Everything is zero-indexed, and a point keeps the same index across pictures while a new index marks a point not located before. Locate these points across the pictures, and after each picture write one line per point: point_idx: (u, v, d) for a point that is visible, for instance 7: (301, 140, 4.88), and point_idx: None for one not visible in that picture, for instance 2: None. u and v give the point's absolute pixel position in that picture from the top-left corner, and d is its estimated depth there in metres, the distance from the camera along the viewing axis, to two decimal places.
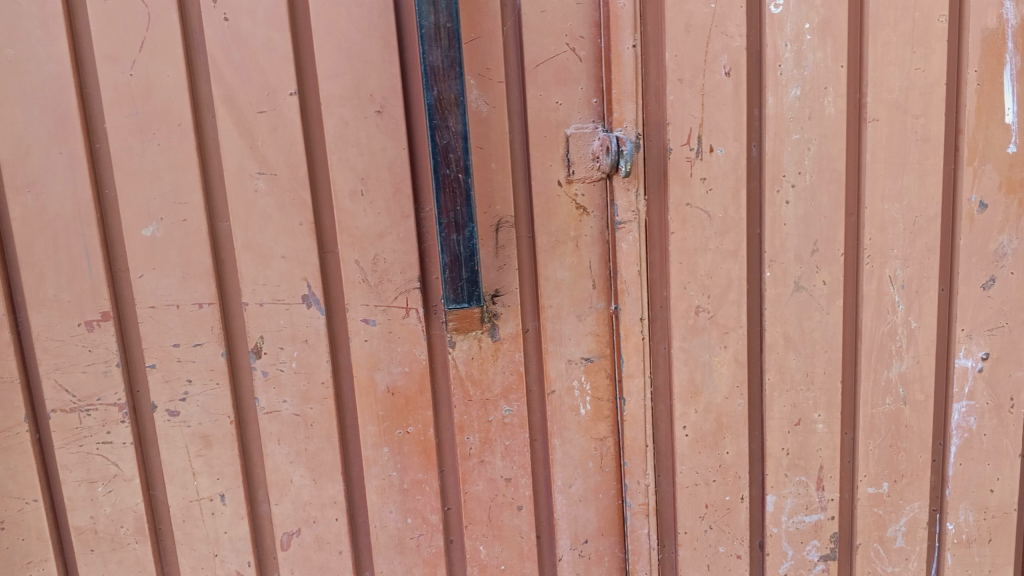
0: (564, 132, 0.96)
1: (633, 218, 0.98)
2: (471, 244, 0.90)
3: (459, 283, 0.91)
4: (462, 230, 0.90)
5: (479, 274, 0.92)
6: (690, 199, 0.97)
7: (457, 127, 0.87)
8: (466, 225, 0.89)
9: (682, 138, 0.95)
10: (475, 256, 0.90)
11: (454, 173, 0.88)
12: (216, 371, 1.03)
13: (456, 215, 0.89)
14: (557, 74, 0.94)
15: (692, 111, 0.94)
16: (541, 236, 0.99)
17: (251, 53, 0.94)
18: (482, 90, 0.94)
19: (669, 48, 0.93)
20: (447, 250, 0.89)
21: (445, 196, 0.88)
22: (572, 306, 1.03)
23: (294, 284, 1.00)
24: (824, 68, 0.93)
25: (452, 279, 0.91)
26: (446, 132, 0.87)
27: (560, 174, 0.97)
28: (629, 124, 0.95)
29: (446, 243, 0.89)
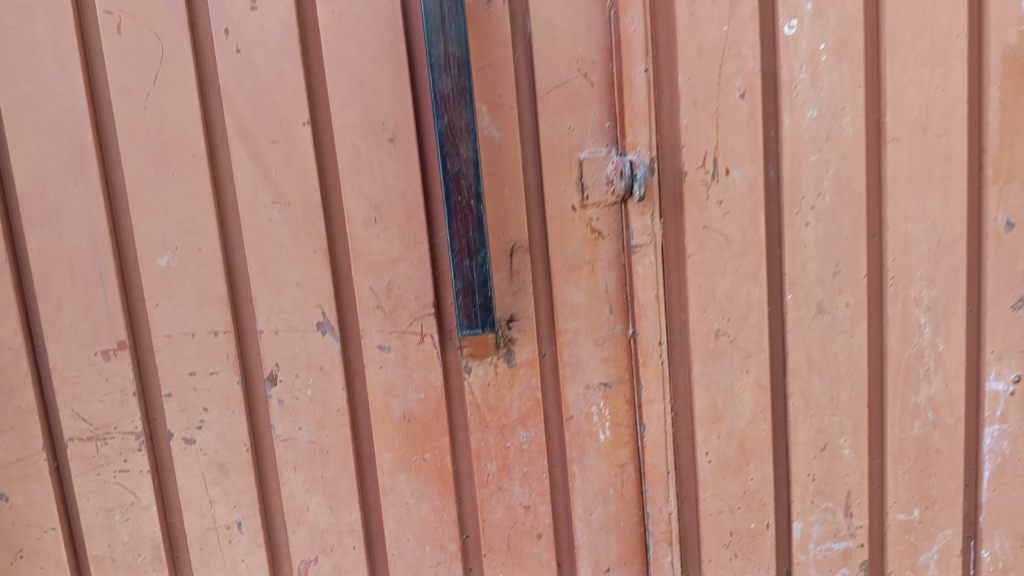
0: (577, 156, 0.95)
1: (649, 241, 0.97)
2: (484, 270, 0.90)
3: (472, 310, 0.90)
4: (474, 256, 0.89)
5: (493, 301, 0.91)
6: (707, 222, 0.95)
7: (468, 154, 0.87)
8: (479, 251, 0.89)
9: (697, 161, 0.94)
10: (489, 282, 0.90)
11: (466, 200, 0.87)
12: (232, 399, 1.03)
13: (468, 242, 0.89)
14: (569, 99, 0.93)
15: (706, 134, 0.92)
16: (556, 260, 0.98)
17: (264, 85, 0.94)
18: (494, 116, 0.93)
19: (681, 70, 0.91)
20: (460, 276, 0.89)
21: (457, 223, 0.88)
22: (589, 330, 1.02)
23: (309, 311, 1.00)
24: (842, 88, 0.90)
25: (466, 306, 0.90)
26: (456, 159, 0.86)
27: (573, 198, 0.96)
28: (643, 147, 0.94)
29: (458, 270, 0.89)
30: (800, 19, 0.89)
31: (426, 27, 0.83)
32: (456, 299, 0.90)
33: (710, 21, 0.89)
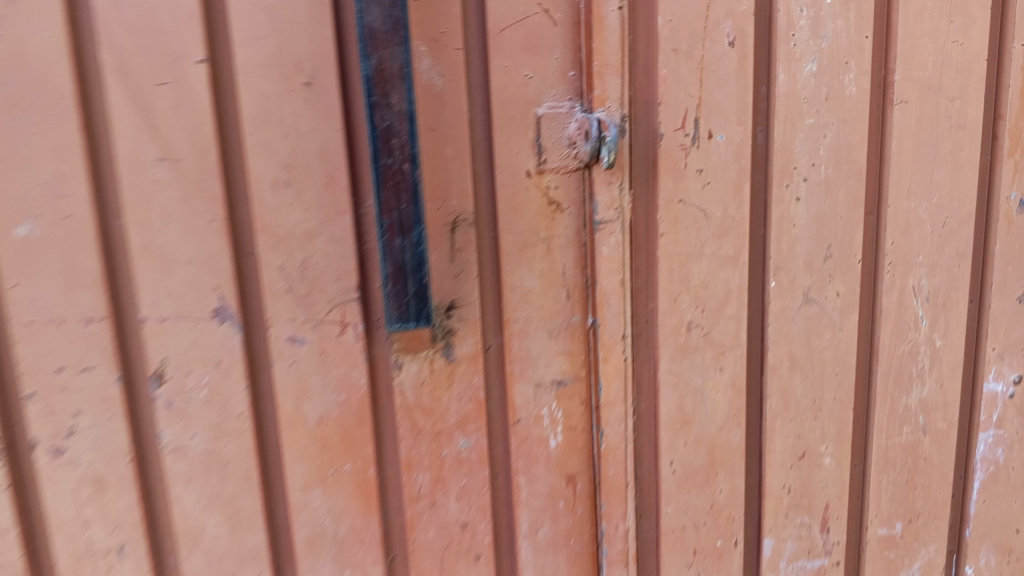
0: (534, 112, 0.81)
1: (615, 217, 0.81)
2: (419, 251, 0.73)
3: (404, 300, 0.73)
4: (409, 234, 0.73)
5: (430, 289, 0.74)
6: (684, 194, 0.81)
7: (402, 106, 0.69)
8: (414, 227, 0.72)
9: (677, 122, 0.79)
10: (425, 266, 0.73)
11: (398, 164, 0.70)
12: (109, 401, 0.83)
13: (401, 216, 0.72)
14: (526, 41, 0.79)
15: (688, 89, 0.78)
16: (507, 237, 0.84)
17: (148, 12, 0.74)
18: (435, 58, 0.78)
19: (661, 11, 0.75)
20: (389, 259, 0.72)
21: (387, 192, 0.71)
22: (541, 321, 0.88)
23: (203, 295, 0.82)
24: (845, 38, 0.77)
25: (396, 296, 0.73)
26: (388, 112, 0.69)
27: (529, 162, 0.82)
28: (613, 104, 0.78)
29: (387, 250, 0.72)
30: None
31: None
32: (384, 285, 0.74)
33: None
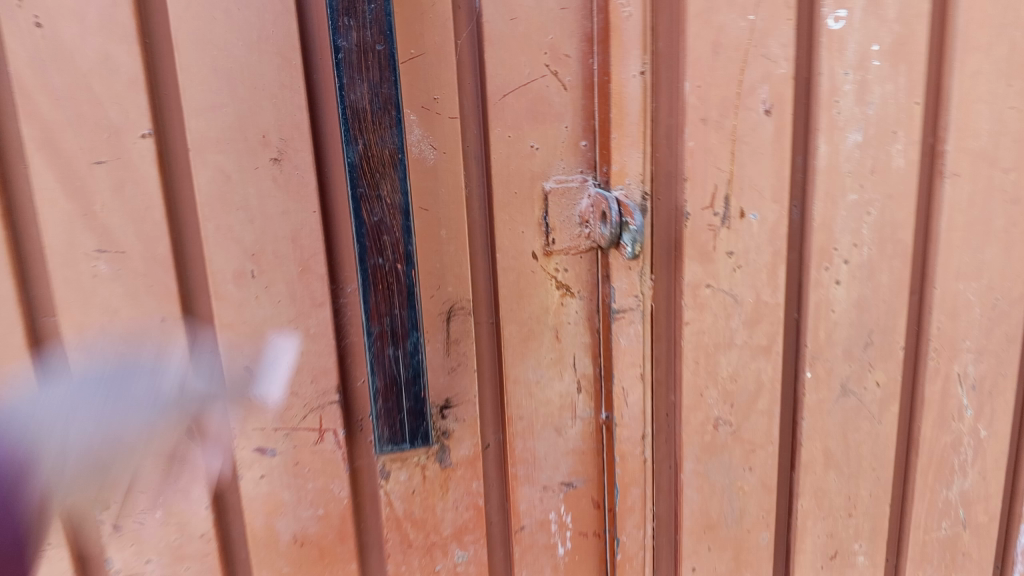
0: (542, 187, 0.71)
1: (634, 305, 0.72)
2: (415, 360, 0.65)
3: (395, 416, 0.66)
4: (402, 342, 0.64)
5: (424, 401, 0.67)
6: (712, 279, 0.71)
7: (395, 198, 0.60)
8: (409, 334, 0.64)
9: (706, 200, 0.69)
10: (421, 378, 0.65)
11: (391, 265, 0.61)
12: (45, 529, 0.70)
13: (393, 322, 0.63)
14: (533, 107, 0.68)
15: (717, 163, 0.68)
16: (509, 325, 0.74)
17: (82, 78, 0.62)
18: (427, 129, 0.67)
19: (688, 75, 0.65)
20: (380, 373, 0.64)
21: (377, 298, 0.62)
22: (546, 417, 0.77)
23: None
24: (893, 104, 0.67)
25: (387, 412, 0.66)
26: (378, 206, 0.60)
27: (535, 244, 0.72)
28: (633, 181, 0.68)
29: (377, 363, 0.64)
30: (851, 9, 0.65)
31: (330, 6, 0.55)
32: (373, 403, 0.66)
33: (729, 8, 0.64)
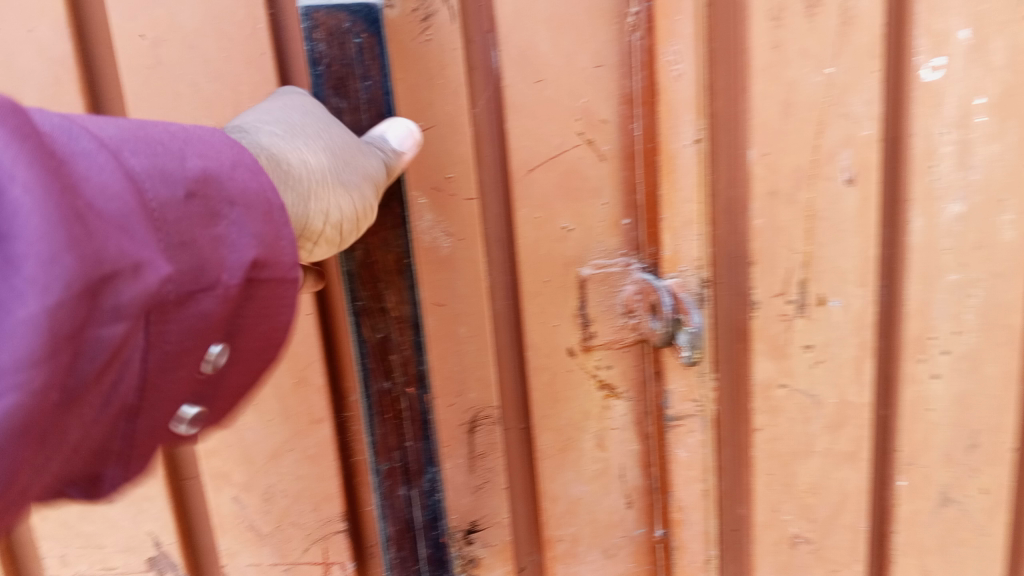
0: (579, 274, 0.61)
1: (695, 410, 0.64)
2: (431, 501, 0.62)
3: (413, 563, 0.63)
4: (417, 480, 0.61)
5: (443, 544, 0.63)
6: (787, 377, 0.60)
7: (402, 309, 0.56)
8: (423, 470, 0.60)
9: (777, 285, 0.58)
10: (439, 518, 0.62)
11: (399, 389, 0.58)
12: None
13: (404, 457, 0.60)
14: (564, 183, 0.58)
15: (790, 242, 0.56)
16: (544, 434, 0.64)
17: None
18: (438, 212, 0.57)
19: (754, 140, 0.55)
20: (392, 519, 0.61)
21: (384, 426, 0.58)
22: (589, 535, 0.68)
23: (133, 543, 0.59)
24: (1002, 164, 0.51)
25: (402, 558, 0.62)
26: (383, 320, 0.56)
27: (572, 338, 0.63)
28: (687, 269, 0.61)
29: (388, 503, 0.60)
30: (951, 58, 0.49)
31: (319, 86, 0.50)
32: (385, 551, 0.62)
33: (801, 60, 0.52)
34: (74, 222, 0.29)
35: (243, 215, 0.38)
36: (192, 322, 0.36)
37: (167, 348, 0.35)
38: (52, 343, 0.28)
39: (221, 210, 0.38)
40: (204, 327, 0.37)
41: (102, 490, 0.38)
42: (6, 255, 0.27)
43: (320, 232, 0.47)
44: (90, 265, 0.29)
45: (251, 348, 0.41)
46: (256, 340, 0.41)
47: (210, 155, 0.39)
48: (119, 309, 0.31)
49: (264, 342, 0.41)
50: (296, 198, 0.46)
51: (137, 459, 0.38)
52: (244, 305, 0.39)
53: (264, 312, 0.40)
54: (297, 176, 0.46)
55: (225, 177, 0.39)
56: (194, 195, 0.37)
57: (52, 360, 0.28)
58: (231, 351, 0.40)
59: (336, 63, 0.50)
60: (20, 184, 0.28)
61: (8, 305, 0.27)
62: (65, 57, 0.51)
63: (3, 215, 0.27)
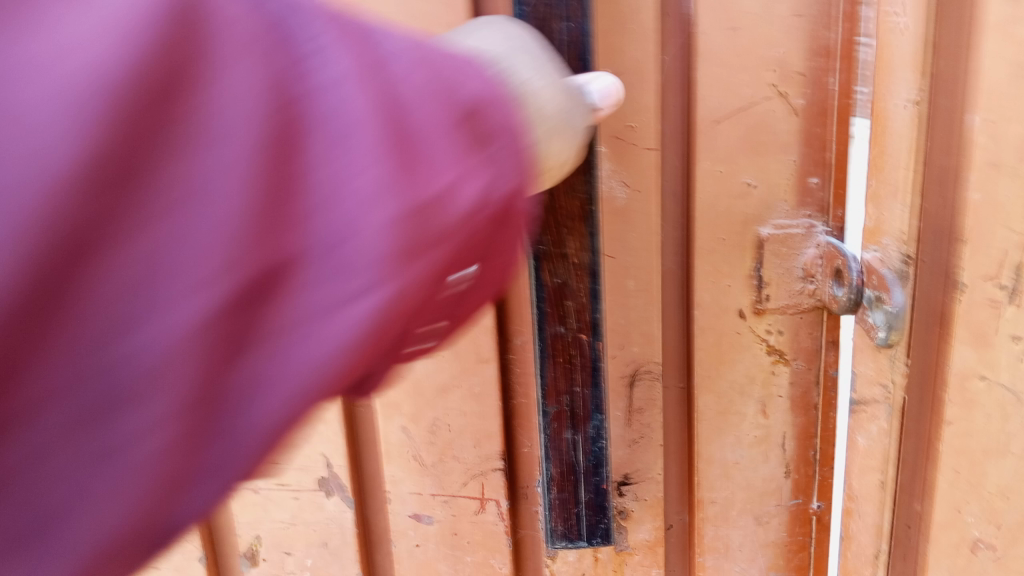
0: (758, 233, 0.57)
1: (881, 396, 0.58)
2: (596, 448, 0.60)
3: (571, 510, 0.62)
4: (582, 425, 0.59)
5: (604, 496, 0.62)
6: (987, 367, 0.50)
7: (582, 256, 0.53)
8: (590, 418, 0.59)
9: (988, 265, 0.49)
10: (603, 466, 0.60)
11: (573, 335, 0.55)
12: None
13: (572, 401, 0.58)
14: (750, 137, 0.55)
15: (1012, 217, 0.47)
16: (706, 396, 0.62)
17: None
18: (618, 163, 0.55)
19: (979, 104, 0.46)
20: (555, 460, 0.60)
21: (552, 369, 0.57)
22: (742, 502, 0.66)
23: (308, 461, 0.64)
24: None
25: (559, 501, 0.62)
26: (562, 265, 0.54)
27: (744, 300, 0.59)
28: (891, 242, 0.54)
29: (549, 447, 0.60)
30: None
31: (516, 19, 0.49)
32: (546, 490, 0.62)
33: None
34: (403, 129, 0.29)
35: (508, 149, 0.32)
36: (472, 239, 0.31)
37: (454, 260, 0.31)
38: (407, 248, 0.27)
39: (492, 140, 0.32)
40: (484, 248, 0.33)
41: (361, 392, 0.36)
42: (341, 139, 0.27)
43: (551, 171, 0.44)
44: (422, 178, 0.29)
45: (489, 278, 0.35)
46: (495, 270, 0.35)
47: (464, 81, 0.33)
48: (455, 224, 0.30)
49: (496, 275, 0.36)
50: (543, 135, 0.41)
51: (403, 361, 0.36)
52: (495, 235, 0.33)
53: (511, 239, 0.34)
54: (539, 109, 0.41)
55: (494, 108, 0.33)
56: (476, 117, 0.32)
57: (410, 266, 0.28)
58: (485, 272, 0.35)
59: (538, 5, 0.48)
60: (350, 96, 0.28)
61: (364, 207, 0.27)
62: None
63: (343, 122, 0.27)
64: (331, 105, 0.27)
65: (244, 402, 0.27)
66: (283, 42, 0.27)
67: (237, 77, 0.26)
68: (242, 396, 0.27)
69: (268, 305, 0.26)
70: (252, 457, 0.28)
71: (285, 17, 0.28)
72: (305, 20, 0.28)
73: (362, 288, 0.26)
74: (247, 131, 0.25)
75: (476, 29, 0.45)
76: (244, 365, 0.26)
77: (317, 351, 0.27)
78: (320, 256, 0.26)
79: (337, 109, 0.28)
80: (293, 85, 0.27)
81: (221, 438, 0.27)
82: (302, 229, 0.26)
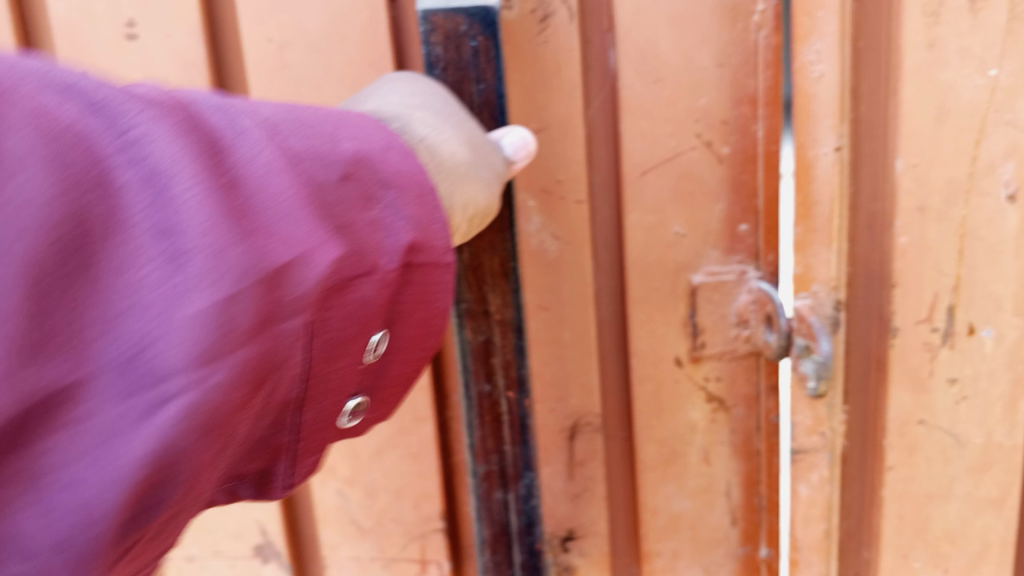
0: (691, 281, 0.57)
1: (822, 444, 0.58)
2: (528, 508, 0.58)
3: (505, 570, 0.60)
4: (513, 484, 0.57)
5: (541, 554, 0.60)
6: (927, 413, 0.54)
7: (506, 313, 0.53)
8: (521, 476, 0.57)
9: (923, 311, 0.51)
10: (537, 526, 0.59)
11: (499, 393, 0.54)
12: None
13: (502, 461, 0.56)
14: (679, 186, 0.54)
15: (939, 262, 0.50)
16: (647, 446, 0.61)
17: None
18: (547, 216, 0.56)
19: (901, 149, 0.49)
20: (487, 522, 0.58)
21: (481, 430, 0.55)
22: (685, 562, 0.64)
23: (243, 527, 0.61)
24: None
25: (494, 561, 0.59)
26: (486, 322, 0.54)
27: (679, 348, 0.58)
28: (819, 288, 0.54)
29: (482, 510, 0.58)
30: None
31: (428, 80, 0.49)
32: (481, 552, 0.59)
33: (961, 60, 0.46)
34: (233, 220, 0.29)
35: (397, 197, 0.38)
36: (353, 308, 0.35)
37: (327, 337, 0.34)
38: (223, 339, 0.28)
39: (377, 193, 0.37)
40: (365, 312, 0.36)
41: (274, 491, 0.38)
42: (163, 228, 0.27)
43: (462, 226, 0.46)
44: (239, 282, 0.28)
45: (411, 334, 0.40)
46: (415, 326, 0.40)
47: (362, 138, 0.38)
48: (287, 303, 0.31)
49: (423, 327, 0.40)
50: (447, 189, 0.44)
51: (304, 456, 0.37)
52: (403, 290, 0.38)
53: (425, 295, 0.39)
54: (446, 165, 0.44)
55: (379, 158, 0.38)
56: (352, 172, 0.36)
57: (226, 355, 0.28)
58: (393, 338, 0.39)
59: (451, 68, 0.49)
60: (177, 194, 0.28)
61: (174, 299, 0.27)
62: (196, 56, 0.55)
63: (162, 215, 0.27)
64: (146, 201, 0.27)
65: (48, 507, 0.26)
66: (94, 137, 0.27)
67: (37, 179, 0.24)
68: (31, 509, 0.26)
69: (65, 410, 0.26)
70: (58, 568, 0.26)
71: (96, 107, 0.28)
72: (117, 108, 0.28)
73: (173, 390, 0.26)
74: (41, 242, 0.24)
75: (389, 86, 0.48)
76: (31, 473, 0.26)
77: (116, 466, 0.26)
78: (122, 356, 0.26)
79: (153, 202, 0.27)
80: (103, 178, 0.27)
81: (3, 553, 0.26)
82: (102, 329, 0.26)
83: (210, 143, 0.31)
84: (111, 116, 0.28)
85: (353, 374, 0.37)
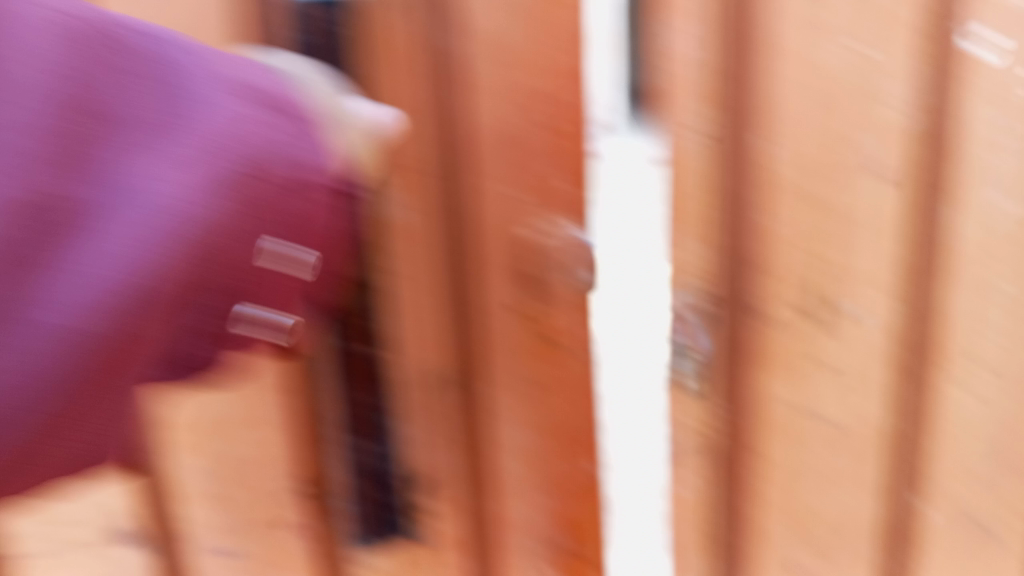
0: (515, 233, 0.52)
1: (702, 438, 0.57)
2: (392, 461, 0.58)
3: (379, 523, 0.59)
4: (386, 439, 0.57)
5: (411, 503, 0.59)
6: (803, 400, 0.55)
7: (375, 275, 0.52)
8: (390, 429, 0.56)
9: (794, 295, 0.52)
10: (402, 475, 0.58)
11: (376, 354, 0.54)
12: None
13: (379, 417, 0.56)
14: (517, 154, 0.50)
15: (817, 244, 0.51)
16: (497, 402, 0.57)
17: None
18: (406, 193, 0.50)
19: (777, 131, 0.48)
20: (362, 476, 0.57)
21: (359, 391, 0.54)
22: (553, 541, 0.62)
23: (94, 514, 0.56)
24: None
25: (370, 509, 0.58)
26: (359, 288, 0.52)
27: (505, 291, 0.53)
28: (691, 279, 0.52)
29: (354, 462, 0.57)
30: None
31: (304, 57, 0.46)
32: (358, 502, 0.58)
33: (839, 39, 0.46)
34: (176, 125, 0.33)
35: (317, 128, 0.36)
36: (286, 216, 0.34)
37: (260, 229, 0.34)
38: (218, 189, 0.32)
39: (306, 120, 0.35)
40: (298, 219, 0.35)
41: (230, 339, 0.35)
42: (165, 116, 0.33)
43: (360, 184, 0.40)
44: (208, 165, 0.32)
45: (334, 260, 0.38)
46: (338, 248, 0.38)
47: (277, 76, 0.36)
48: (263, 186, 0.33)
49: (344, 252, 0.39)
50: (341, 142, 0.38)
51: (258, 322, 0.36)
52: (333, 215, 0.36)
53: (310, 226, 0.35)
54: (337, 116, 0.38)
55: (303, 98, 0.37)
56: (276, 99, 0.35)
57: (217, 207, 0.32)
58: (326, 260, 0.37)
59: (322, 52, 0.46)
60: (186, 91, 0.33)
61: (162, 170, 0.32)
62: None
63: (162, 116, 0.33)
64: (149, 100, 0.33)
65: (36, 329, 0.30)
66: (127, 44, 0.33)
67: (42, 60, 0.31)
68: (50, 308, 0.30)
69: (80, 234, 0.31)
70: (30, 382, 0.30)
71: (117, 25, 0.33)
72: (113, 29, 0.32)
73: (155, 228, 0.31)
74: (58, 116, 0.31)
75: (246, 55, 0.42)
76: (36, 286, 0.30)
77: (87, 289, 0.31)
78: (122, 199, 0.32)
79: (161, 101, 0.33)
80: (88, 80, 0.32)
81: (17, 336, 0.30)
82: (117, 178, 0.32)
83: (172, 61, 0.33)
84: (98, 23, 0.32)
85: (281, 288, 0.35)
